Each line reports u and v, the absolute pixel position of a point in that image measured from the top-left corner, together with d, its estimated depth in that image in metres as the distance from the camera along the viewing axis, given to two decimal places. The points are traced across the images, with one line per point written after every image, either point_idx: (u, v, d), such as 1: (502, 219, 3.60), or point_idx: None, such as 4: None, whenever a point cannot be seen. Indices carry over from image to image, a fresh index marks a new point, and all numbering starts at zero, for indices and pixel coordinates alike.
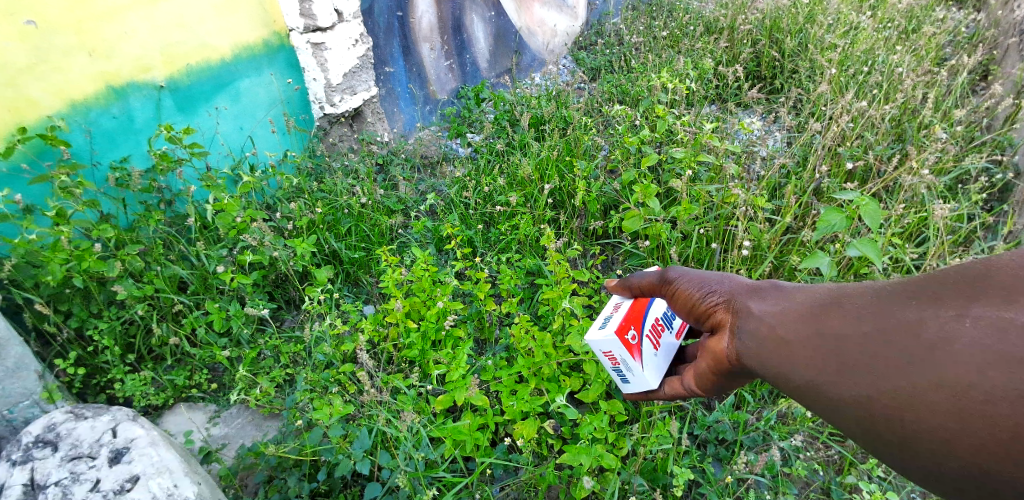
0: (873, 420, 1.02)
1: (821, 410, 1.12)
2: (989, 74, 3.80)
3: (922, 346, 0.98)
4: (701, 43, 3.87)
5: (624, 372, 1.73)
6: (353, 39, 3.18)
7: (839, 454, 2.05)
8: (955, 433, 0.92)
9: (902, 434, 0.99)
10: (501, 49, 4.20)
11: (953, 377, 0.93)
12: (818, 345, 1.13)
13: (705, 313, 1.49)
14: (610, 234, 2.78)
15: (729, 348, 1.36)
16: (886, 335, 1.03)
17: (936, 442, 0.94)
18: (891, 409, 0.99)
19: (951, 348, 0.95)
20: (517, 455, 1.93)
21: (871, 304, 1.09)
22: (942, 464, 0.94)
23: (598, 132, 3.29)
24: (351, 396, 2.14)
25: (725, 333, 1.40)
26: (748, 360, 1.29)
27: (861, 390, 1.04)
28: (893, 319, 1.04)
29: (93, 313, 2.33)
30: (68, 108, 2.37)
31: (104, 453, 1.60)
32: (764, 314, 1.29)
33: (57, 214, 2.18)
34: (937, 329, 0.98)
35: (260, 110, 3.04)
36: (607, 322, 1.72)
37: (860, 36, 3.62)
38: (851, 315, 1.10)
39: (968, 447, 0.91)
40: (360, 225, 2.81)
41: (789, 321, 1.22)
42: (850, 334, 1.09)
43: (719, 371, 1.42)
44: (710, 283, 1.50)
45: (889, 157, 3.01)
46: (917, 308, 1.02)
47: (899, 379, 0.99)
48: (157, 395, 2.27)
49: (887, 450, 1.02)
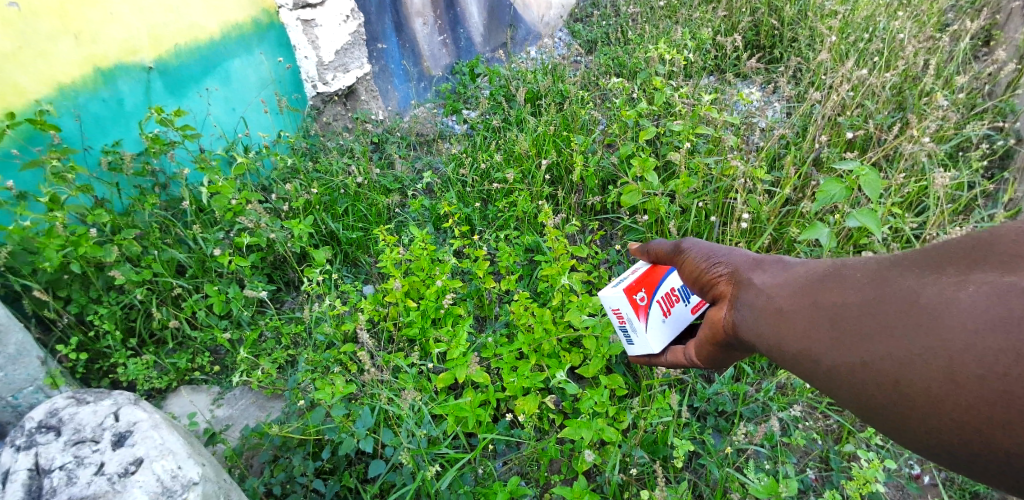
0: (868, 388, 1.02)
1: (818, 379, 1.12)
2: (991, 39, 3.75)
3: (919, 312, 0.97)
4: (699, 12, 3.80)
5: (629, 332, 1.79)
6: (344, 15, 3.11)
7: (837, 423, 2.07)
8: (950, 397, 0.91)
9: (896, 400, 0.99)
10: (496, 23, 4.13)
11: (948, 342, 0.93)
12: (816, 315, 1.13)
13: (710, 285, 1.49)
14: (608, 209, 2.76)
15: (730, 320, 1.36)
16: (883, 303, 1.03)
17: (930, 406, 0.94)
18: (886, 376, 0.99)
19: (948, 314, 0.94)
20: (519, 431, 1.95)
21: (871, 273, 1.09)
22: (936, 428, 0.94)
23: (595, 106, 3.25)
24: (353, 376, 2.15)
25: (727, 305, 1.40)
26: (749, 333, 1.29)
27: (857, 357, 1.03)
28: (892, 287, 1.03)
29: (93, 298, 2.33)
30: (56, 93, 2.34)
31: (108, 437, 1.61)
32: (765, 286, 1.29)
33: (50, 200, 2.17)
34: (935, 295, 0.97)
35: (252, 91, 3.00)
36: (622, 278, 1.77)
37: (861, 3, 3.56)
38: (851, 285, 1.10)
39: (960, 410, 0.90)
40: (357, 204, 2.79)
41: (789, 293, 1.22)
42: (848, 303, 1.08)
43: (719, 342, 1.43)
44: (717, 256, 1.50)
45: (890, 126, 2.98)
46: (916, 276, 1.01)
47: (894, 346, 0.99)
48: (160, 378, 2.28)
49: (883, 417, 1.02)
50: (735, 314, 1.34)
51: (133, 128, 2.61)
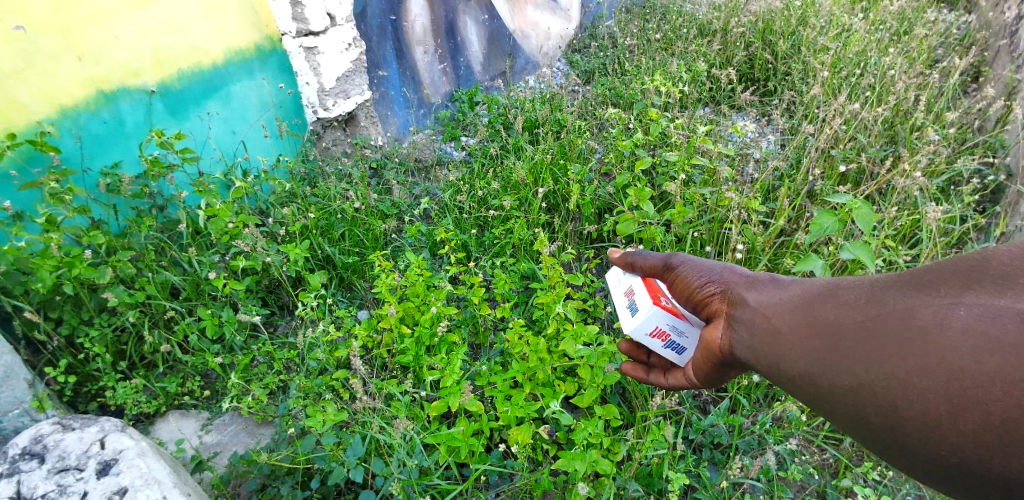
0: (864, 408, 1.02)
1: (813, 399, 1.11)
2: (981, 76, 3.83)
3: (914, 332, 0.98)
4: (694, 45, 3.87)
5: (676, 342, 1.63)
6: (346, 42, 3.18)
7: (834, 457, 2.04)
8: (946, 418, 0.91)
9: (893, 422, 0.98)
10: (495, 52, 4.19)
11: (943, 363, 0.93)
12: (812, 334, 1.13)
13: (704, 303, 1.48)
14: (604, 237, 2.77)
15: (723, 339, 1.35)
16: (879, 323, 1.03)
17: (925, 428, 0.94)
18: (881, 396, 0.99)
19: (943, 334, 0.95)
20: (512, 461, 1.93)
21: (865, 293, 1.09)
22: (933, 450, 0.94)
23: (592, 136, 3.29)
24: (345, 403, 2.13)
25: (720, 324, 1.39)
26: (743, 352, 1.28)
27: (853, 377, 1.03)
28: (887, 307, 1.04)
29: (84, 320, 2.31)
30: (57, 113, 2.35)
31: (92, 465, 1.59)
32: (760, 305, 1.29)
33: (46, 220, 2.17)
34: (930, 316, 0.98)
35: (252, 114, 3.03)
36: (638, 304, 1.62)
37: (852, 39, 3.63)
38: (845, 304, 1.10)
39: (956, 432, 0.90)
40: (354, 229, 2.80)
41: (784, 311, 1.22)
42: (843, 322, 1.09)
43: (713, 362, 1.42)
44: (709, 273, 1.49)
45: (883, 160, 3.02)
46: (911, 297, 1.02)
47: (890, 366, 0.99)
48: (149, 403, 2.24)
49: (879, 439, 1.01)
50: (729, 332, 1.33)
51: (133, 150, 2.62)
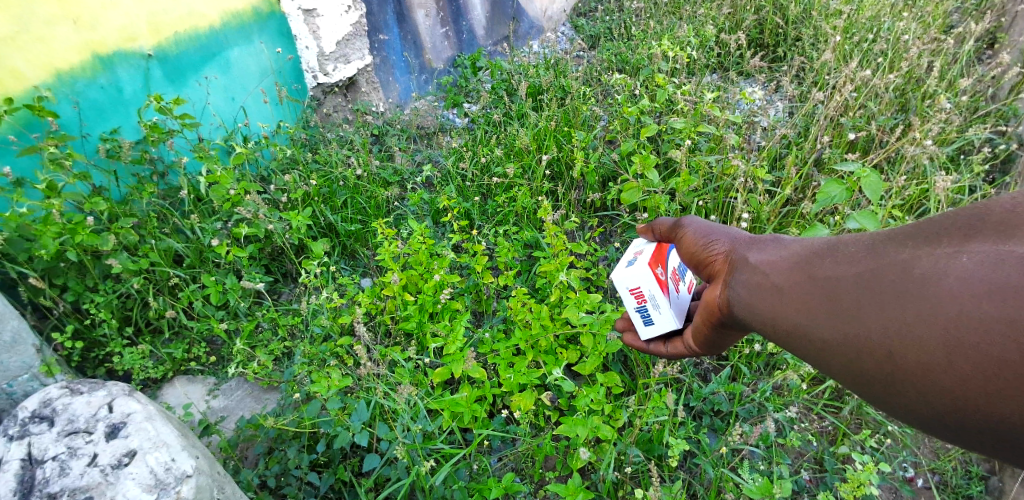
0: (862, 360, 1.01)
1: (812, 356, 1.11)
2: (996, 42, 3.74)
3: (912, 285, 0.95)
4: (703, 9, 3.78)
5: (649, 311, 1.73)
6: (346, 5, 3.08)
7: (833, 425, 2.07)
8: (942, 366, 0.90)
9: (889, 372, 0.97)
10: (498, 16, 4.09)
11: (942, 312, 0.90)
12: (810, 289, 1.11)
13: (708, 263, 1.47)
14: (608, 206, 2.76)
15: (722, 298, 1.35)
16: (878, 276, 1.00)
17: (921, 377, 0.93)
18: (879, 348, 0.98)
19: (942, 283, 0.92)
20: (514, 427, 1.96)
21: (866, 247, 1.06)
22: (930, 398, 0.93)
23: (597, 102, 3.24)
24: (349, 369, 2.15)
25: (721, 284, 1.38)
26: (743, 312, 1.27)
27: (851, 332, 1.02)
28: (885, 260, 1.01)
29: (90, 287, 2.32)
30: (55, 79, 2.32)
31: (101, 428, 1.61)
32: (760, 264, 1.27)
33: (47, 187, 2.16)
34: (929, 267, 0.94)
35: (251, 80, 2.98)
36: (637, 261, 1.75)
37: (866, 2, 3.54)
38: (843, 258, 1.08)
39: (954, 381, 0.89)
40: (356, 197, 2.78)
41: (783, 268, 1.21)
42: (840, 277, 1.06)
43: (714, 321, 1.42)
44: (716, 233, 1.48)
45: (892, 128, 2.98)
46: (911, 248, 0.98)
47: (888, 317, 0.97)
48: (156, 368, 2.27)
49: (876, 389, 1.01)
50: (728, 291, 1.32)
51: (132, 116, 2.59)
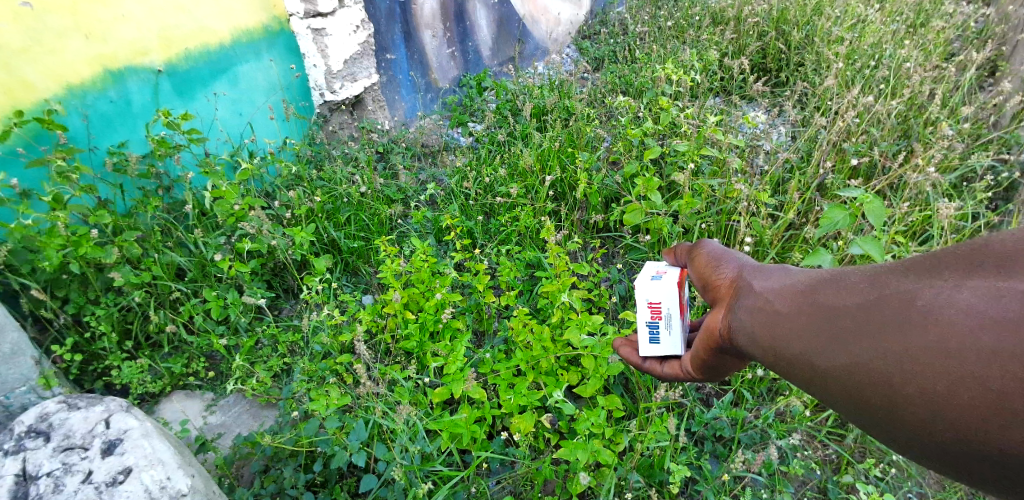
0: (864, 390, 0.96)
1: (808, 385, 1.06)
2: (997, 70, 3.77)
3: (916, 315, 0.91)
4: (707, 34, 3.82)
5: (658, 330, 1.66)
6: (354, 24, 3.13)
7: (836, 453, 2.04)
8: (950, 398, 0.85)
9: (888, 404, 0.93)
10: (504, 37, 4.13)
11: (944, 344, 0.87)
12: (808, 317, 1.06)
13: (711, 290, 1.44)
14: (611, 227, 2.76)
15: (722, 324, 1.30)
16: (880, 305, 0.96)
17: (922, 410, 0.89)
18: (877, 379, 0.94)
19: (947, 313, 0.88)
20: (514, 449, 1.93)
21: (868, 274, 1.02)
22: (938, 431, 0.88)
23: (601, 124, 3.26)
24: (348, 387, 2.13)
25: (721, 310, 1.34)
26: (739, 337, 1.22)
27: (849, 362, 0.98)
28: (887, 289, 0.96)
29: (91, 299, 2.32)
30: (65, 91, 2.34)
31: (98, 444, 1.60)
32: (761, 291, 1.22)
33: (54, 199, 2.16)
34: (933, 297, 0.90)
35: (259, 96, 3.01)
36: (663, 278, 1.67)
37: (868, 29, 3.57)
38: (843, 285, 1.03)
39: (955, 415, 0.85)
40: (360, 214, 2.79)
41: (783, 294, 1.16)
42: (841, 305, 1.01)
43: (713, 348, 1.37)
44: (721, 260, 1.45)
45: (894, 154, 2.99)
46: (914, 277, 0.94)
47: (892, 346, 0.92)
48: (154, 383, 2.25)
49: (880, 420, 0.96)
50: (728, 316, 1.28)
51: (139, 129, 2.61)
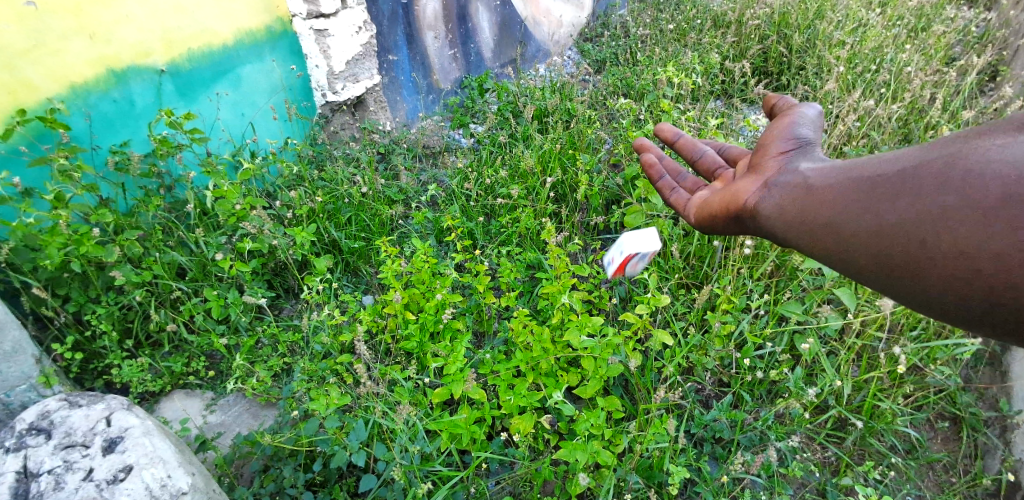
0: (891, 246, 1.19)
1: (835, 247, 1.29)
2: (998, 75, 3.78)
3: (956, 173, 1.12)
4: (708, 37, 3.83)
5: None
6: (356, 26, 3.14)
7: (835, 456, 2.04)
8: (974, 244, 1.07)
9: (911, 254, 1.16)
10: (506, 38, 4.14)
11: (970, 197, 1.09)
12: (850, 186, 1.29)
13: (759, 155, 1.58)
14: (611, 229, 2.76)
15: (754, 197, 1.51)
16: (918, 170, 1.18)
17: (942, 258, 1.12)
18: (908, 234, 1.16)
19: (983, 172, 1.09)
20: (513, 450, 1.94)
21: (910, 150, 1.24)
22: (955, 278, 1.10)
23: (602, 126, 3.27)
24: (348, 387, 2.13)
25: (757, 182, 1.54)
26: (770, 211, 1.45)
27: (881, 221, 1.21)
28: (931, 156, 1.18)
29: (92, 298, 2.32)
30: (68, 92, 2.35)
31: (99, 442, 1.60)
32: (797, 171, 1.45)
33: (55, 198, 2.17)
34: (969, 160, 1.12)
35: (261, 97, 3.02)
36: None
37: (869, 34, 3.58)
38: (887, 159, 1.26)
39: (971, 257, 1.08)
40: (361, 214, 2.80)
41: (825, 173, 1.38)
42: (881, 173, 1.24)
43: (732, 213, 1.57)
44: (785, 133, 1.56)
45: (895, 158, 2.99)
46: (956, 144, 1.16)
47: (926, 203, 1.15)
48: (154, 382, 2.26)
49: (901, 276, 1.19)
50: (762, 191, 1.50)
51: (142, 130, 2.62)
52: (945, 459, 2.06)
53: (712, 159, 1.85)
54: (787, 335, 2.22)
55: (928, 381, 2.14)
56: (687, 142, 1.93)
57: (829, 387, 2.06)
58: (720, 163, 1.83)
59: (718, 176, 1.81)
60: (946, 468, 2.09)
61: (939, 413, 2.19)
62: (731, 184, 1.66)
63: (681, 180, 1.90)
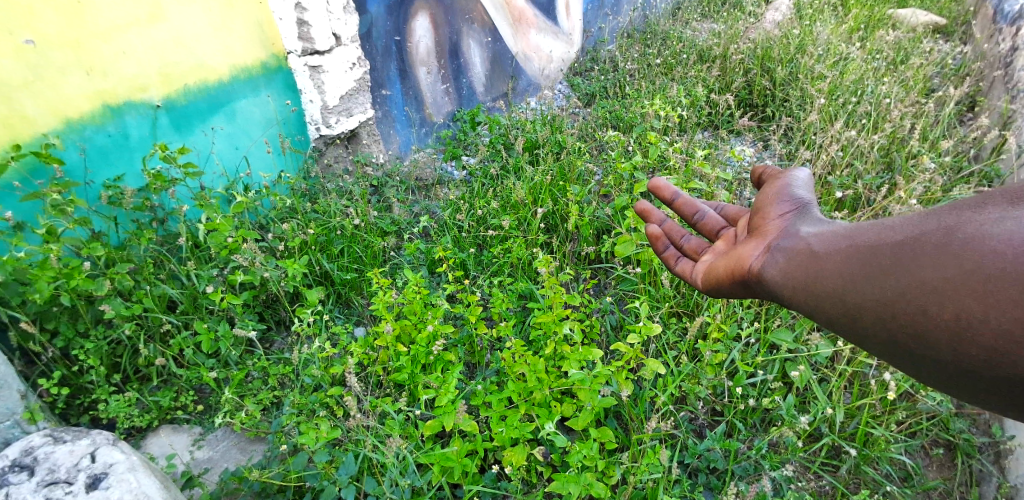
0: (897, 317, 1.15)
1: (842, 316, 1.26)
2: (976, 105, 3.88)
3: (956, 244, 1.09)
4: (694, 71, 3.93)
5: None
6: (350, 62, 3.22)
7: (831, 485, 2.03)
8: (977, 321, 1.03)
9: (919, 326, 1.12)
10: (497, 74, 4.22)
11: (978, 268, 1.05)
12: (850, 255, 1.26)
13: (760, 218, 1.58)
14: (603, 258, 2.78)
15: (757, 261, 1.49)
16: (918, 240, 1.15)
17: (951, 331, 1.07)
18: (915, 307, 1.12)
19: (984, 245, 1.05)
20: (506, 483, 1.91)
21: (913, 216, 1.21)
22: (960, 353, 1.07)
23: (592, 157, 3.32)
24: (338, 420, 2.11)
25: (758, 245, 1.52)
26: (773, 277, 1.41)
27: (887, 291, 1.17)
28: (931, 227, 1.14)
29: (80, 332, 2.30)
30: (63, 126, 2.37)
31: (83, 478, 1.57)
32: (800, 234, 1.43)
33: (47, 231, 2.17)
34: (974, 229, 1.08)
35: (255, 131, 3.05)
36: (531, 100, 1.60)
37: (850, 67, 3.68)
38: (889, 227, 1.22)
39: (983, 333, 1.03)
40: (353, 246, 2.81)
41: (826, 239, 1.35)
42: (882, 243, 1.21)
43: (737, 278, 1.54)
44: (783, 195, 1.57)
45: (878, 187, 3.05)
46: (957, 214, 1.12)
47: (927, 275, 1.11)
48: (142, 417, 2.23)
49: (908, 349, 1.15)
50: (765, 255, 1.47)
51: (137, 163, 2.63)
52: (940, 487, 2.05)
53: (716, 220, 1.84)
54: (778, 362, 2.22)
55: (919, 407, 2.14)
56: (685, 201, 1.91)
57: (821, 414, 2.07)
58: (722, 223, 1.83)
59: (721, 236, 1.81)
60: (943, 496, 2.07)
61: (934, 440, 2.18)
62: (735, 248, 1.64)
63: (685, 242, 1.86)
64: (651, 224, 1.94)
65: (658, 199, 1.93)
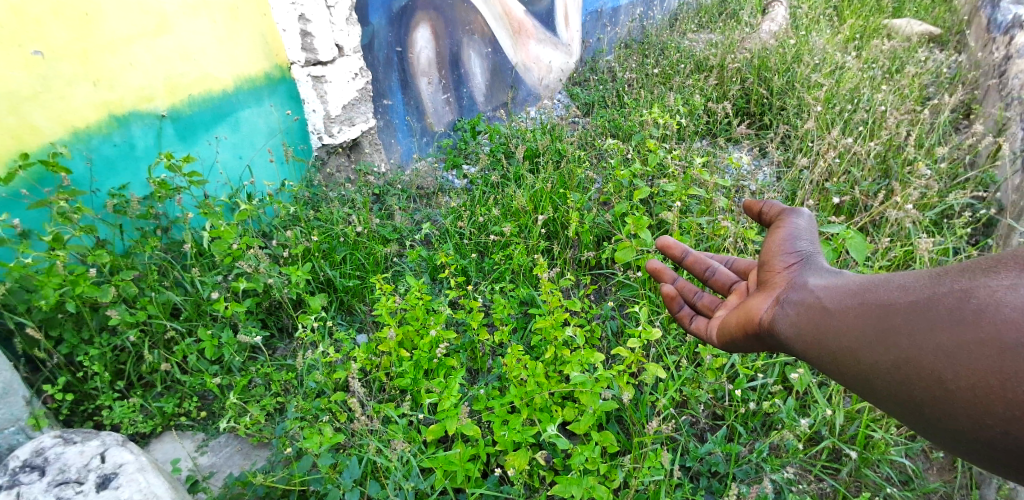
0: (911, 381, 1.16)
1: (854, 375, 1.26)
2: (972, 112, 3.94)
3: (970, 310, 1.09)
4: (691, 80, 3.98)
5: None
6: (353, 72, 3.26)
7: (831, 487, 2.05)
8: (995, 390, 1.03)
9: (933, 390, 1.12)
10: (497, 84, 4.27)
11: (996, 337, 1.04)
12: (863, 313, 1.26)
13: (766, 270, 1.57)
14: (603, 264, 2.81)
15: (767, 313, 1.49)
16: (934, 303, 1.15)
17: (967, 399, 1.07)
18: (930, 371, 1.13)
19: (1000, 312, 1.05)
20: (508, 487, 1.92)
21: (923, 275, 1.21)
22: (976, 421, 1.07)
23: (592, 165, 3.36)
24: (342, 424, 2.13)
25: (767, 298, 1.52)
26: (785, 331, 1.42)
27: (900, 354, 1.17)
28: (944, 289, 1.15)
29: (84, 339, 2.32)
30: (70, 135, 2.40)
31: (93, 478, 1.62)
32: (809, 286, 1.42)
33: (54, 238, 2.19)
34: (988, 295, 1.08)
35: (259, 140, 3.10)
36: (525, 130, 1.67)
37: (845, 76, 3.73)
38: (901, 286, 1.22)
39: (1000, 404, 1.03)
40: (356, 253, 2.84)
41: (836, 293, 1.35)
42: (895, 303, 1.21)
43: (748, 331, 1.55)
44: (786, 247, 1.56)
45: (876, 193, 3.10)
46: (970, 277, 1.12)
47: (941, 340, 1.11)
48: (145, 423, 2.24)
49: (925, 414, 1.15)
50: (775, 308, 1.47)
51: (142, 172, 2.67)
52: (941, 489, 2.07)
53: (726, 276, 1.87)
54: (778, 366, 2.25)
55: None
56: (695, 259, 1.92)
57: (821, 417, 2.10)
58: (733, 278, 1.86)
59: (734, 290, 1.83)
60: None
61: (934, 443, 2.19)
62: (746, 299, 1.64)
63: (698, 300, 1.89)
64: (664, 282, 1.95)
65: (669, 258, 1.95)
